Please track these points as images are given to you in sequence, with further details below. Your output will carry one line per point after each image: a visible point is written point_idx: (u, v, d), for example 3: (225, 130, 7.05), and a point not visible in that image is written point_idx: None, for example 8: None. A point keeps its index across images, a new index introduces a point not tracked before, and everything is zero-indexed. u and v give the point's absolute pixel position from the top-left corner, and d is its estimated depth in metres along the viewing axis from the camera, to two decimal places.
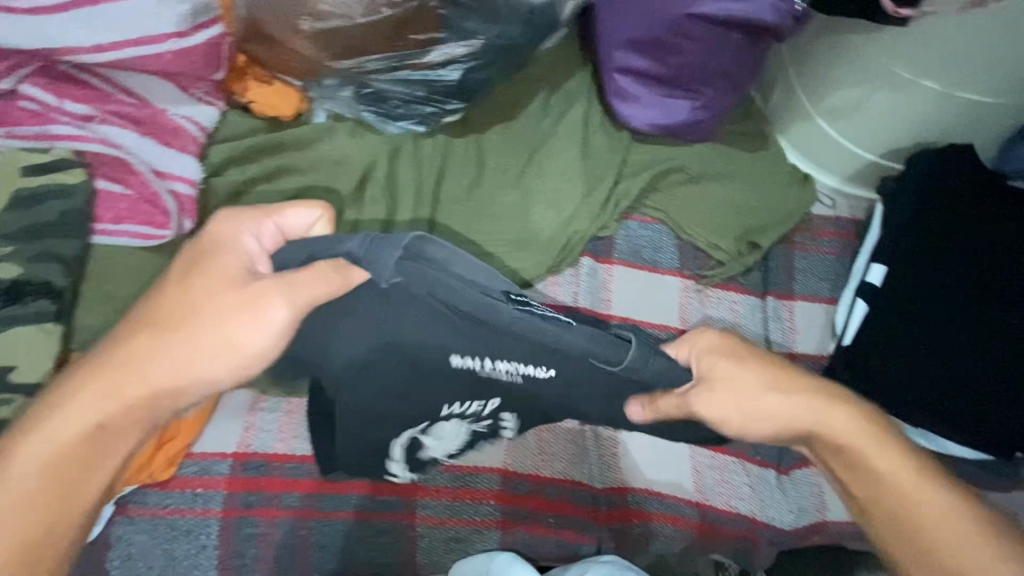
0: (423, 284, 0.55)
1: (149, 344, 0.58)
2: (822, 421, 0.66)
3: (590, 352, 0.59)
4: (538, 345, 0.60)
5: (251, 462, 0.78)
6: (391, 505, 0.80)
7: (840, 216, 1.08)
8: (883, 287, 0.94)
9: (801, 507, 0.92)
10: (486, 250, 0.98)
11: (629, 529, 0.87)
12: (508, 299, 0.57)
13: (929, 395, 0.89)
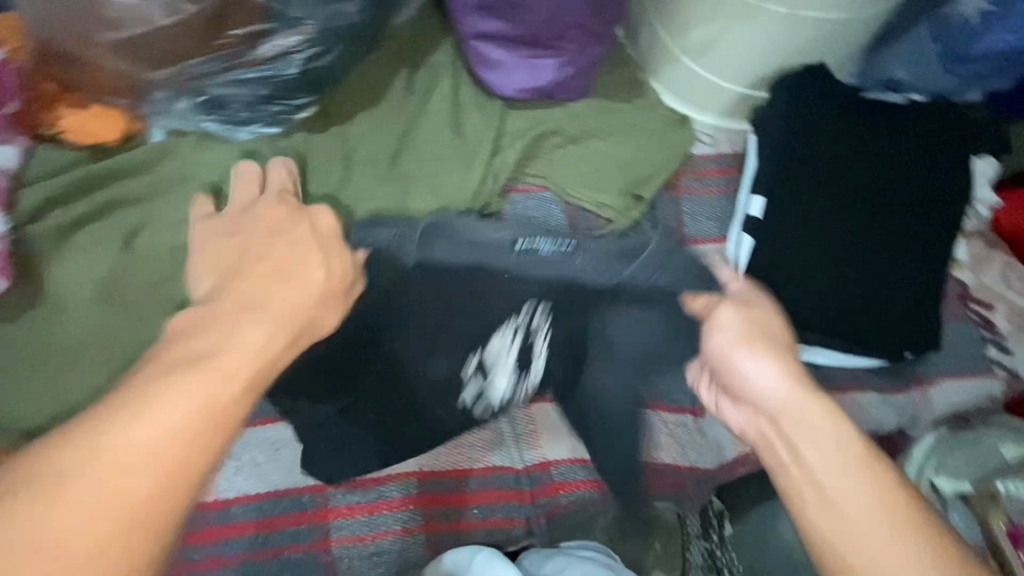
0: (446, 247, 0.72)
1: (247, 312, 0.52)
2: (787, 404, 0.58)
3: (594, 270, 0.74)
4: (554, 280, 0.72)
5: (251, 503, 0.76)
6: (301, 535, 0.77)
7: (721, 151, 1.08)
8: (765, 219, 0.94)
9: (722, 445, 0.94)
10: None
11: (555, 502, 0.86)
12: (511, 245, 0.72)
13: (825, 316, 0.91)
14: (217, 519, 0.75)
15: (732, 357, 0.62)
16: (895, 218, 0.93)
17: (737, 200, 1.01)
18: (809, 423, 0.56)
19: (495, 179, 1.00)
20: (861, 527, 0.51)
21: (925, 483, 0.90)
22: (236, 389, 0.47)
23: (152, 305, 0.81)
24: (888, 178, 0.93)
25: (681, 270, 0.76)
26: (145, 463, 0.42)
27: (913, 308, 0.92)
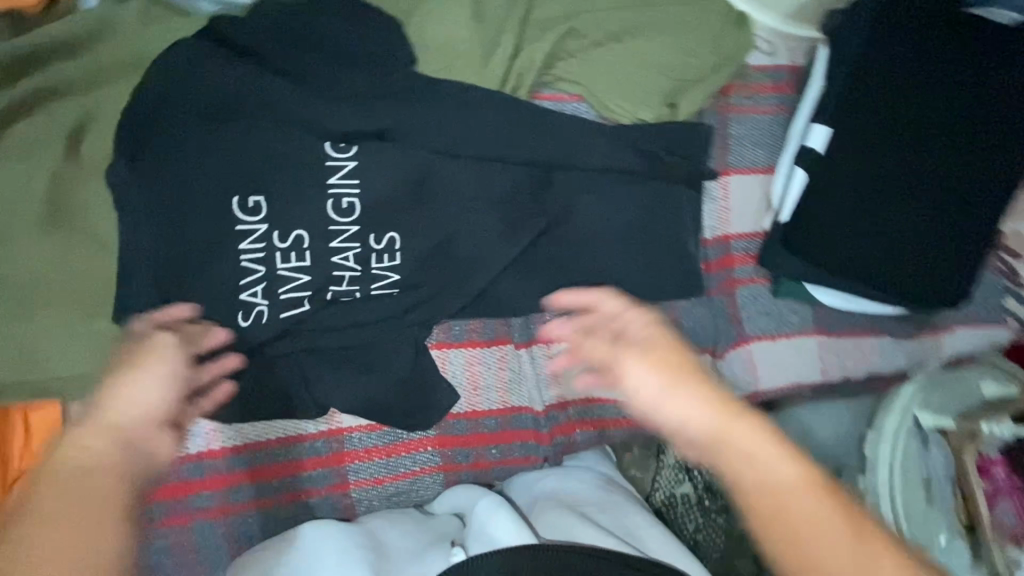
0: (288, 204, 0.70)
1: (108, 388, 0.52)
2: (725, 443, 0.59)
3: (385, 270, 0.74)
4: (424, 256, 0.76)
5: (350, 437, 0.74)
6: (317, 479, 0.73)
7: (779, 64, 0.93)
8: (826, 152, 0.84)
9: (736, 384, 0.91)
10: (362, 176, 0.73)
11: (571, 441, 0.85)
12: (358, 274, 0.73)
13: (867, 257, 0.85)
14: (224, 466, 0.69)
15: (662, 407, 0.63)
16: (939, 150, 0.84)
17: (793, 123, 0.89)
18: (743, 451, 0.58)
19: (518, 80, 0.81)
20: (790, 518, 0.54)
21: (912, 425, 0.93)
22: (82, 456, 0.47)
23: (111, 224, 0.67)
24: (955, 109, 0.84)
25: (499, 260, 0.78)
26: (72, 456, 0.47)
27: (915, 250, 0.85)
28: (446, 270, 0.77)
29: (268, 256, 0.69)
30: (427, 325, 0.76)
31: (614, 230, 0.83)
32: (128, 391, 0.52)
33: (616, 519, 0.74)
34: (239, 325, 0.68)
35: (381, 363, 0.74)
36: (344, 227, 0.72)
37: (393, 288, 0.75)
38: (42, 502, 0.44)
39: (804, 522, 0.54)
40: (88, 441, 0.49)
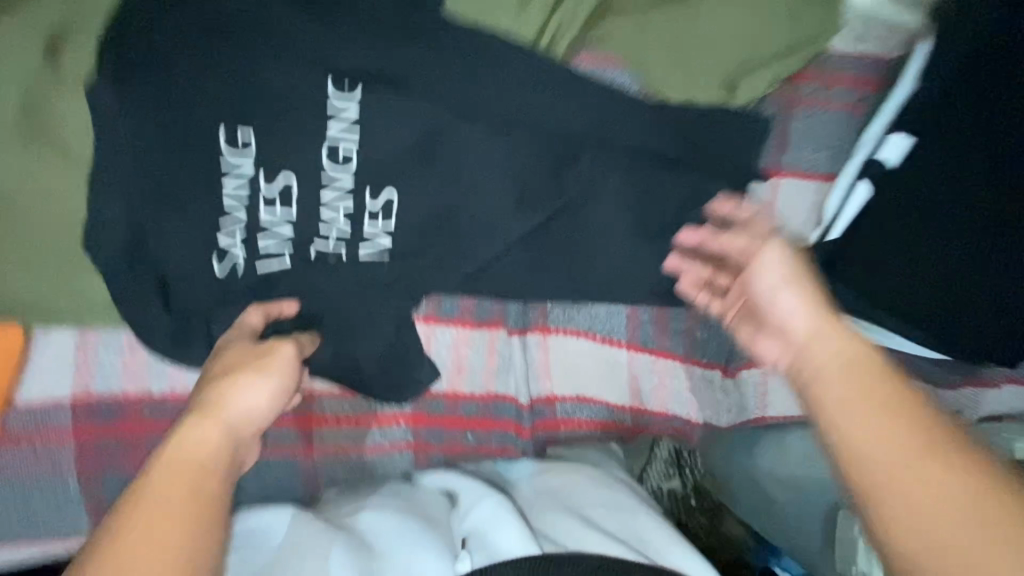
0: (279, 145, 0.64)
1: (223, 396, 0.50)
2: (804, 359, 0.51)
3: (377, 232, 0.67)
4: (423, 221, 0.68)
5: (322, 401, 0.73)
6: (284, 439, 0.72)
7: (865, 53, 0.79)
8: (899, 167, 0.72)
9: (741, 406, 0.84)
10: (364, 124, 0.65)
11: (553, 437, 0.81)
12: (348, 232, 0.66)
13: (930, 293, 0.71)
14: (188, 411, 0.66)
15: (776, 297, 0.57)
16: None
17: (867, 129, 0.77)
18: (817, 363, 0.49)
19: (553, 39, 0.73)
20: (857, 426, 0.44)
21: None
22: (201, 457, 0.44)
23: (89, 141, 0.61)
24: None
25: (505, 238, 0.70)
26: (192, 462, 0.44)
27: (1003, 296, 0.69)
28: (444, 241, 0.69)
29: (251, 202, 0.63)
30: (415, 298, 0.70)
31: (644, 222, 0.72)
32: (248, 391, 0.51)
33: (626, 521, 0.65)
34: (214, 273, 0.63)
35: (360, 332, 0.69)
36: (337, 179, 0.65)
37: (384, 253, 0.68)
38: (152, 489, 0.42)
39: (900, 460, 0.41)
40: (209, 433, 0.46)
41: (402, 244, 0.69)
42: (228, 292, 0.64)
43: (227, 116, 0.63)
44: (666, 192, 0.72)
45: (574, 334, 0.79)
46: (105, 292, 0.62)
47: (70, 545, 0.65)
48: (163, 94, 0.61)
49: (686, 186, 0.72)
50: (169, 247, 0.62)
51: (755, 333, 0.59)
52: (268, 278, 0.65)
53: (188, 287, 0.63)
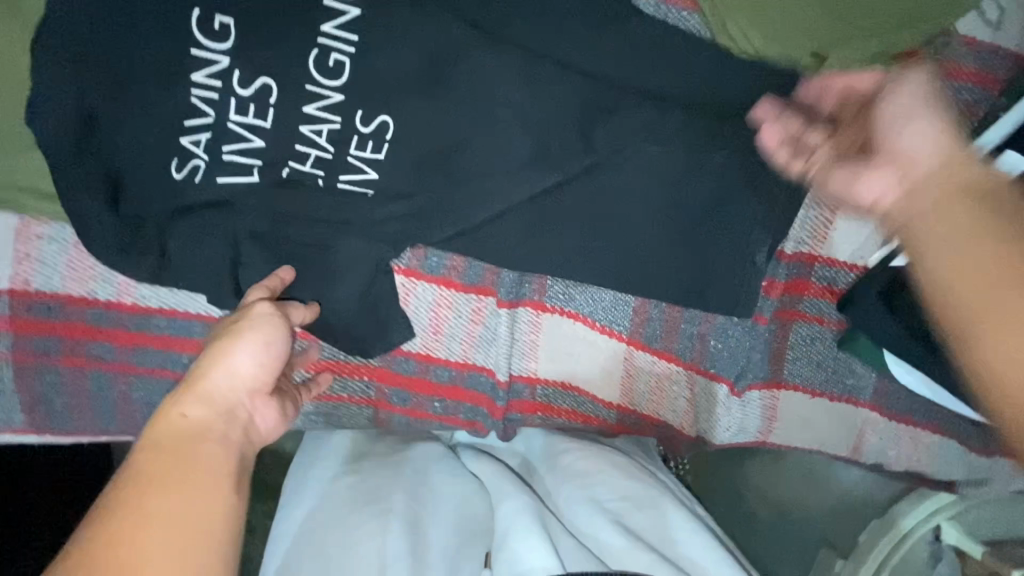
0: (260, 38, 0.53)
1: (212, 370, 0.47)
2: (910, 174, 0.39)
3: (362, 162, 0.58)
4: (418, 158, 0.59)
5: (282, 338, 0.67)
6: None
7: (999, 44, 0.63)
8: None
9: (743, 427, 0.75)
10: (367, 32, 0.55)
11: (528, 420, 0.74)
12: (329, 157, 0.57)
13: None
14: (135, 324, 0.61)
15: (901, 125, 0.43)
16: None
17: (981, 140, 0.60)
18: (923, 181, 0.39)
19: None
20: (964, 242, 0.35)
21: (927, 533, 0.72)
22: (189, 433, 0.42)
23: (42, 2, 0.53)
24: None
25: (510, 194, 0.60)
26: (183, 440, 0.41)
27: None
28: (439, 186, 0.60)
29: (221, 101, 0.54)
30: (395, 246, 0.61)
31: (677, 205, 0.61)
32: (230, 358, 0.48)
33: (653, 519, 0.61)
34: (172, 177, 0.56)
35: (327, 274, 0.61)
36: (326, 92, 0.55)
37: (367, 186, 0.59)
38: (142, 466, 0.38)
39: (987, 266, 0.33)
40: (190, 405, 0.44)
41: (391, 180, 0.59)
42: (187, 201, 0.57)
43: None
44: (712, 174, 0.59)
45: (570, 316, 0.70)
46: (50, 180, 0.56)
47: (6, 436, 0.63)
48: None
49: (738, 170, 0.59)
50: (125, 140, 0.54)
51: (854, 170, 0.46)
52: (230, 194, 0.57)
53: (143, 190, 0.56)
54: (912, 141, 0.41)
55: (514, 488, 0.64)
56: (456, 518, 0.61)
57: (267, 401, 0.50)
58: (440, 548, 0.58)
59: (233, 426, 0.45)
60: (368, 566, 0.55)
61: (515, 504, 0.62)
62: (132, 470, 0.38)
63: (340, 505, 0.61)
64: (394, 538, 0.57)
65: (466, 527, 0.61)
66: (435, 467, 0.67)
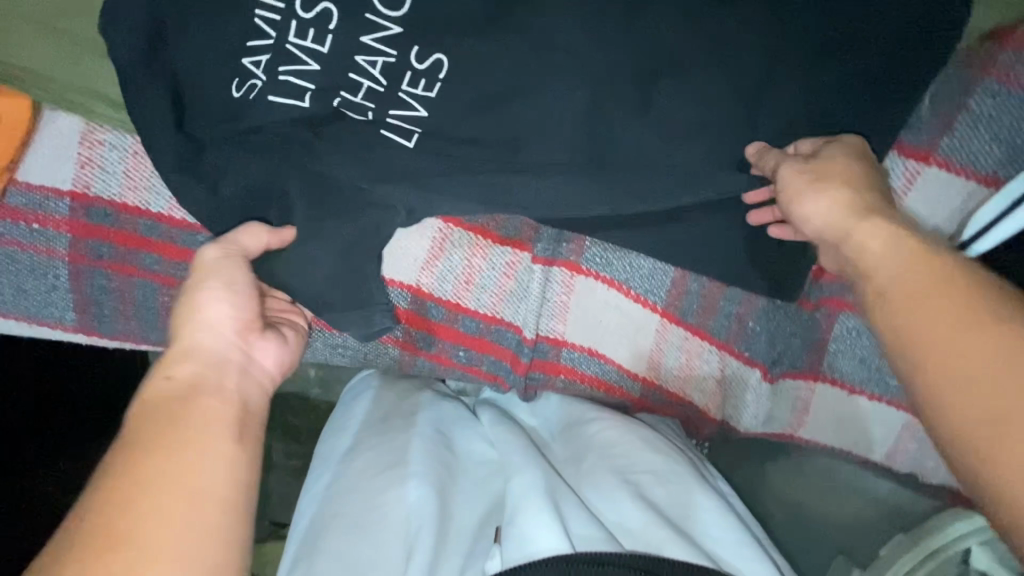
0: None
1: (186, 325, 0.45)
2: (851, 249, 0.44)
3: (409, 98, 0.57)
4: (464, 102, 0.57)
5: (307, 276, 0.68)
6: None
7: None
8: None
9: (772, 415, 0.74)
10: None
11: (550, 382, 0.73)
12: (381, 89, 0.57)
13: None
14: (181, 239, 0.63)
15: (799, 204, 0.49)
16: None
17: None
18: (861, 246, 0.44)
19: None
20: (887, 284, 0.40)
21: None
22: (179, 393, 0.41)
23: None
24: None
25: (553, 148, 0.58)
26: (172, 398, 0.40)
27: None
28: (487, 133, 0.58)
29: (284, 25, 0.55)
30: (419, 194, 0.58)
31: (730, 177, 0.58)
32: (202, 308, 0.46)
33: (678, 496, 0.57)
34: (231, 96, 0.56)
35: (359, 213, 0.58)
36: (384, 23, 0.55)
37: (409, 139, 0.58)
38: (133, 434, 0.38)
39: (890, 259, 0.41)
40: (176, 365, 0.42)
41: (435, 121, 0.58)
42: (236, 123, 0.57)
43: None
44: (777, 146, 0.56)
45: (604, 281, 0.69)
46: (118, 89, 0.58)
47: (56, 332, 0.66)
48: None
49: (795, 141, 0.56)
50: (187, 54, 0.55)
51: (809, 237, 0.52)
52: (276, 120, 0.57)
53: (200, 106, 0.57)
54: (811, 216, 0.48)
55: (525, 457, 0.59)
56: (477, 486, 0.60)
57: (262, 338, 0.49)
58: (462, 515, 0.56)
59: (225, 373, 0.44)
60: (385, 520, 0.53)
61: (527, 473, 0.57)
62: (123, 441, 0.37)
63: (361, 465, 0.60)
64: (415, 496, 0.55)
65: (482, 496, 0.58)
66: (459, 434, 0.65)
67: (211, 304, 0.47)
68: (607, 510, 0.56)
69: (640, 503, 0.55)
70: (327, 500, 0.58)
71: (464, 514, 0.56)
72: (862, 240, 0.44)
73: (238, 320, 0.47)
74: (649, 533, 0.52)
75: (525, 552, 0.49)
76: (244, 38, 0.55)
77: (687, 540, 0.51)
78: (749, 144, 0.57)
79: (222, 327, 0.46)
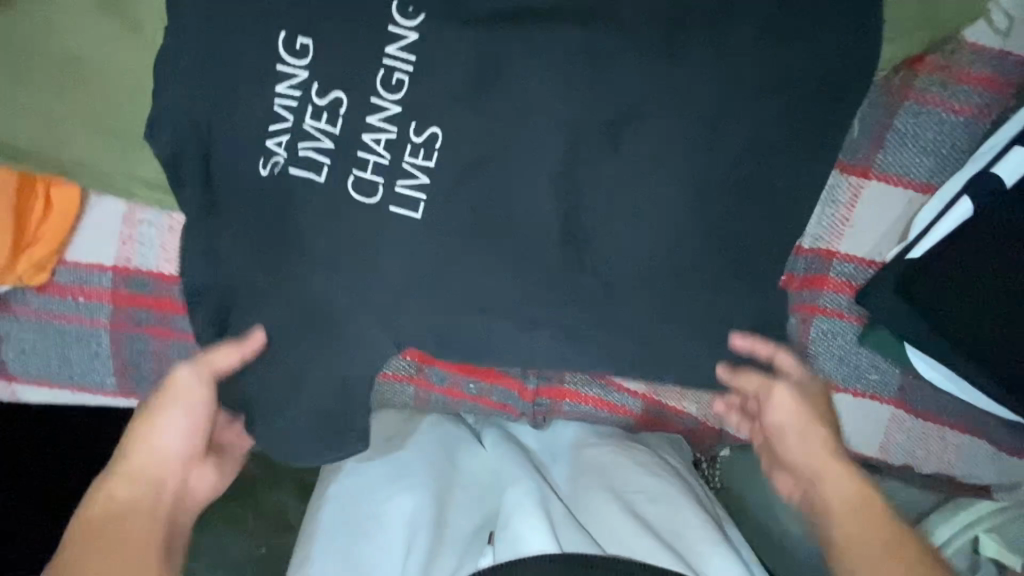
0: (326, 62, 0.60)
1: (134, 447, 0.58)
2: (825, 489, 0.61)
3: (417, 172, 0.61)
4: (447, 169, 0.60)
5: None
6: None
7: (1009, 51, 0.67)
8: (1010, 190, 0.63)
9: None
10: (419, 54, 0.59)
11: (557, 407, 0.78)
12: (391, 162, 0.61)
13: (984, 323, 0.63)
14: None
15: (785, 432, 0.65)
16: None
17: (988, 143, 0.66)
18: (834, 486, 0.60)
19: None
20: (850, 532, 0.57)
21: (968, 543, 0.72)
22: (114, 512, 0.55)
23: (161, 30, 0.61)
24: None
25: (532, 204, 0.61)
26: (109, 521, 0.54)
27: None
28: (475, 192, 0.61)
29: (300, 109, 0.60)
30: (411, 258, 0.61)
31: (700, 217, 0.62)
32: (155, 433, 0.59)
33: (665, 512, 0.65)
34: (258, 175, 0.62)
35: (365, 275, 0.61)
36: (387, 104, 0.60)
37: (416, 210, 0.61)
38: (71, 554, 0.52)
39: (857, 504, 0.59)
40: (114, 487, 0.56)
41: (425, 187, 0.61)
42: (246, 203, 0.62)
43: (281, 24, 0.59)
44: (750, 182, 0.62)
45: None
46: (162, 173, 0.65)
47: (98, 397, 0.72)
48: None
49: (754, 179, 0.62)
50: (215, 142, 0.62)
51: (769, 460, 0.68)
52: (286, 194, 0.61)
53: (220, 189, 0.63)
54: (797, 449, 0.64)
55: (519, 471, 0.68)
56: (475, 498, 0.70)
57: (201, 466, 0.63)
58: (456, 523, 0.67)
59: (158, 498, 0.57)
60: (381, 536, 0.66)
61: (526, 487, 0.65)
62: (61, 556, 0.51)
63: (367, 483, 0.69)
64: (411, 506, 0.67)
65: (477, 510, 0.68)
66: (461, 451, 0.73)
67: (165, 427, 0.59)
68: (591, 517, 0.66)
69: (620, 514, 0.64)
70: (341, 509, 0.67)
71: (461, 522, 0.67)
72: (830, 486, 0.61)
73: (181, 445, 0.60)
74: (630, 538, 0.62)
75: (516, 550, 0.59)
76: (257, 128, 0.61)
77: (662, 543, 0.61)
78: (719, 361, 0.66)
79: (165, 447, 0.59)
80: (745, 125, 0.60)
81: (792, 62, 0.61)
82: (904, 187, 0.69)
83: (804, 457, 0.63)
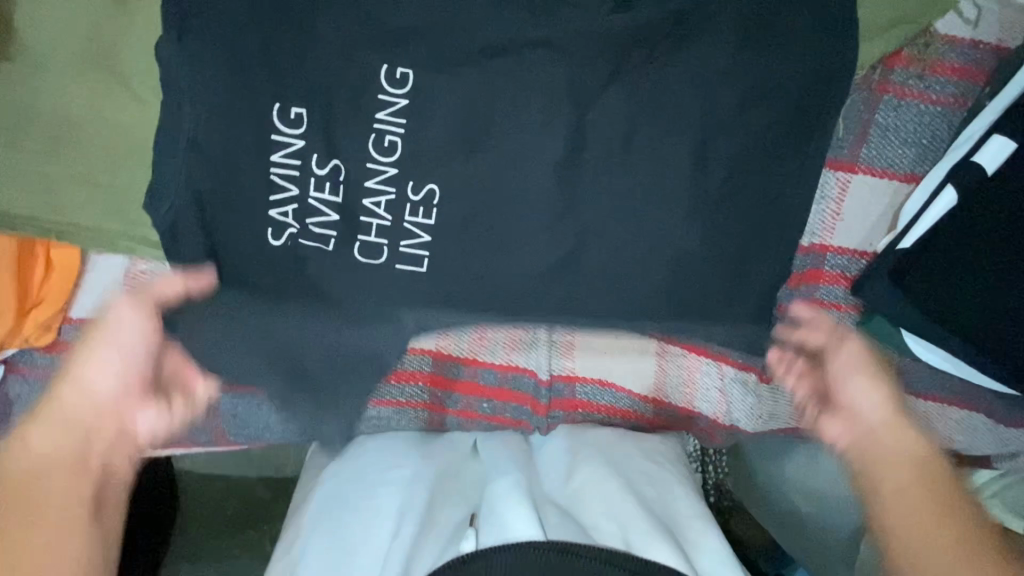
0: (321, 124, 0.62)
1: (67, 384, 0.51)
2: (876, 451, 0.52)
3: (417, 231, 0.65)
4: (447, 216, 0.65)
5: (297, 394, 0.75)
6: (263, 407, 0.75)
7: (976, 41, 0.69)
8: (993, 175, 0.64)
9: (775, 413, 0.80)
10: (408, 109, 0.63)
11: (571, 417, 0.80)
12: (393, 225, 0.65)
13: (976, 304, 0.66)
14: None
15: (846, 379, 0.58)
16: None
17: (965, 132, 0.68)
18: (887, 451, 0.52)
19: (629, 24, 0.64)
20: (902, 496, 0.48)
21: None
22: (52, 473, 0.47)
23: (152, 106, 0.63)
24: None
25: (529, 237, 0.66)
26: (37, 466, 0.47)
27: None
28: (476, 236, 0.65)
29: (298, 174, 0.63)
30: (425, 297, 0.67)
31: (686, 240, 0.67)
32: (89, 374, 0.52)
33: (663, 498, 0.66)
34: (272, 246, 0.65)
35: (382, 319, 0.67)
36: (384, 167, 0.64)
37: (421, 263, 0.66)
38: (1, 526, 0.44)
39: (916, 463, 0.50)
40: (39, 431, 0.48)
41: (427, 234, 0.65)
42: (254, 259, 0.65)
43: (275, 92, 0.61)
44: (736, 208, 0.67)
45: None
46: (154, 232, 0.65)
47: None
48: (209, 65, 0.60)
49: (731, 201, 0.67)
50: (216, 210, 0.63)
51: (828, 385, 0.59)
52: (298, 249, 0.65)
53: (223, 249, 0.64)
54: (865, 394, 0.56)
55: (512, 470, 0.68)
56: (461, 492, 0.67)
57: (139, 407, 0.54)
58: (445, 514, 0.62)
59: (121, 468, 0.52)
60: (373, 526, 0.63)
61: (514, 479, 0.66)
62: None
63: (358, 476, 0.69)
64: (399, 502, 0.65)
65: (464, 500, 0.65)
66: (451, 452, 0.74)
67: (101, 368, 0.52)
68: (584, 510, 0.64)
69: (615, 509, 0.62)
70: (324, 509, 0.66)
71: (448, 514, 0.62)
72: (891, 443, 0.52)
73: (124, 381, 0.53)
74: (627, 530, 0.60)
75: (507, 537, 0.57)
76: (260, 190, 0.63)
77: (659, 530, 0.59)
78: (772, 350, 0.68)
79: (101, 380, 0.52)
80: (716, 154, 0.66)
81: (759, 90, 0.65)
82: (888, 180, 0.71)
83: (870, 417, 0.55)
